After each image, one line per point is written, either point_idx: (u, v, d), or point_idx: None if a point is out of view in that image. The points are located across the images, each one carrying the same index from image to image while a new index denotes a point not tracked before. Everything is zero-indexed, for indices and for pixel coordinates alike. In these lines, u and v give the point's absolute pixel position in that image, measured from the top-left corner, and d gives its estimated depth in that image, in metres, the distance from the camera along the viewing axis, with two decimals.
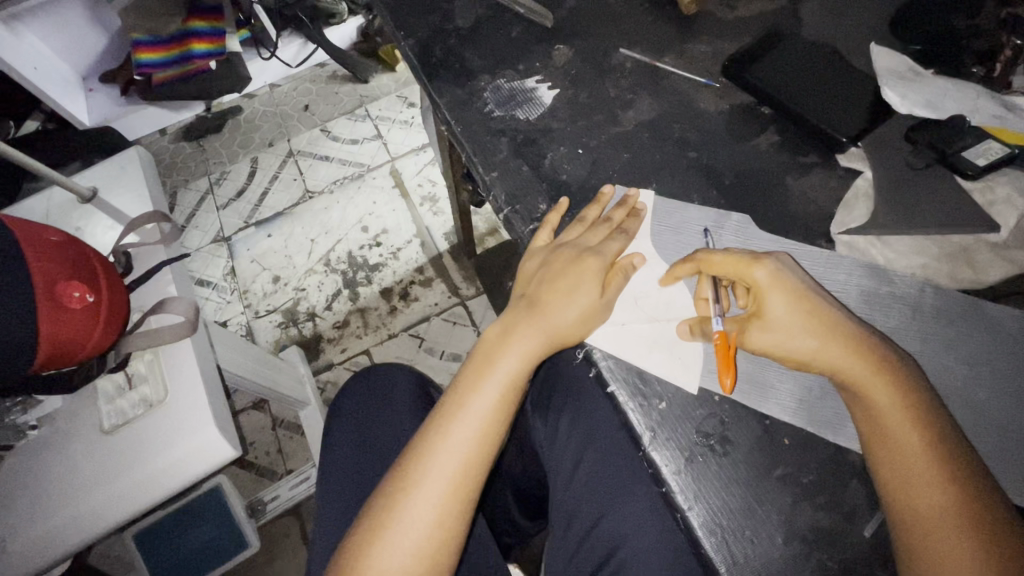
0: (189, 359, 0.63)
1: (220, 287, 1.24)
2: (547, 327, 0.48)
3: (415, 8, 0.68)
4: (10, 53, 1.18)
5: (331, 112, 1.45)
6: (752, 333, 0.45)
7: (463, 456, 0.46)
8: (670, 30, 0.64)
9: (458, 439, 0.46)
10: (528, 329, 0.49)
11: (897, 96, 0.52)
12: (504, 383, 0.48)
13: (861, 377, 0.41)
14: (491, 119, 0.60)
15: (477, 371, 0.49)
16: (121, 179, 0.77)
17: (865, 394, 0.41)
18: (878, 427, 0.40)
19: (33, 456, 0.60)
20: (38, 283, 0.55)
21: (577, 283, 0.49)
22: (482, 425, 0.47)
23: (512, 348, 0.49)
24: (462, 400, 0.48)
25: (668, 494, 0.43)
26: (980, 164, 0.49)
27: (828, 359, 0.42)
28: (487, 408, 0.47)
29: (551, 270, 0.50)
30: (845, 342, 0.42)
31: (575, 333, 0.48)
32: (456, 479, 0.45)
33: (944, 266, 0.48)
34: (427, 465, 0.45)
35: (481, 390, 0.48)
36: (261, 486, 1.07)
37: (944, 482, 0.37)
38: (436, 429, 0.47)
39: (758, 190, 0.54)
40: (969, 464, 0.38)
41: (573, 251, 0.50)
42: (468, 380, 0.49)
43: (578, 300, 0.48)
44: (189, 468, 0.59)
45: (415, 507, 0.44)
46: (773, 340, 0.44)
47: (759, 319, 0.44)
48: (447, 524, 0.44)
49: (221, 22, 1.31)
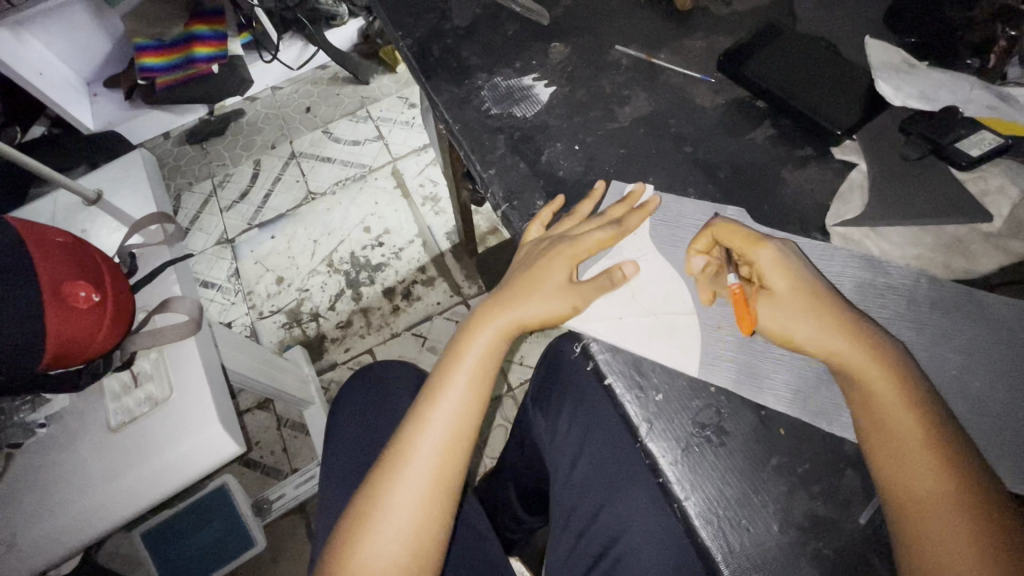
0: (193, 357, 0.64)
1: (224, 288, 1.25)
2: (513, 311, 0.50)
3: (413, 9, 0.68)
4: (20, 62, 1.20)
5: (333, 113, 1.47)
6: (758, 304, 0.45)
7: (439, 442, 0.46)
8: (665, 26, 0.65)
9: (434, 426, 0.47)
10: (496, 314, 0.50)
11: (891, 87, 0.52)
12: (478, 368, 0.49)
13: (856, 361, 0.41)
14: (489, 117, 0.60)
15: (451, 358, 0.50)
16: (126, 182, 0.78)
17: (862, 379, 0.41)
18: (874, 410, 0.40)
19: (42, 452, 0.61)
20: (43, 282, 0.56)
21: (549, 268, 0.50)
22: (458, 413, 0.47)
23: (480, 335, 0.50)
24: (439, 387, 0.49)
25: (665, 484, 0.43)
26: (973, 155, 0.49)
27: (821, 343, 0.42)
28: (460, 396, 0.48)
29: (531, 260, 0.52)
30: (842, 326, 0.42)
31: (539, 320, 0.49)
32: (436, 467, 0.46)
33: (939, 257, 0.49)
34: (408, 452, 0.46)
35: (460, 377, 0.49)
36: (266, 485, 1.08)
37: (939, 463, 0.37)
38: (417, 417, 0.48)
39: (754, 184, 0.54)
40: (961, 446, 0.38)
41: (553, 242, 0.52)
42: (442, 367, 0.50)
43: (545, 286, 0.50)
44: (194, 466, 0.60)
45: (399, 495, 0.45)
46: (777, 313, 0.44)
47: (766, 294, 0.45)
48: (430, 511, 0.45)
49: (222, 26, 1.33)
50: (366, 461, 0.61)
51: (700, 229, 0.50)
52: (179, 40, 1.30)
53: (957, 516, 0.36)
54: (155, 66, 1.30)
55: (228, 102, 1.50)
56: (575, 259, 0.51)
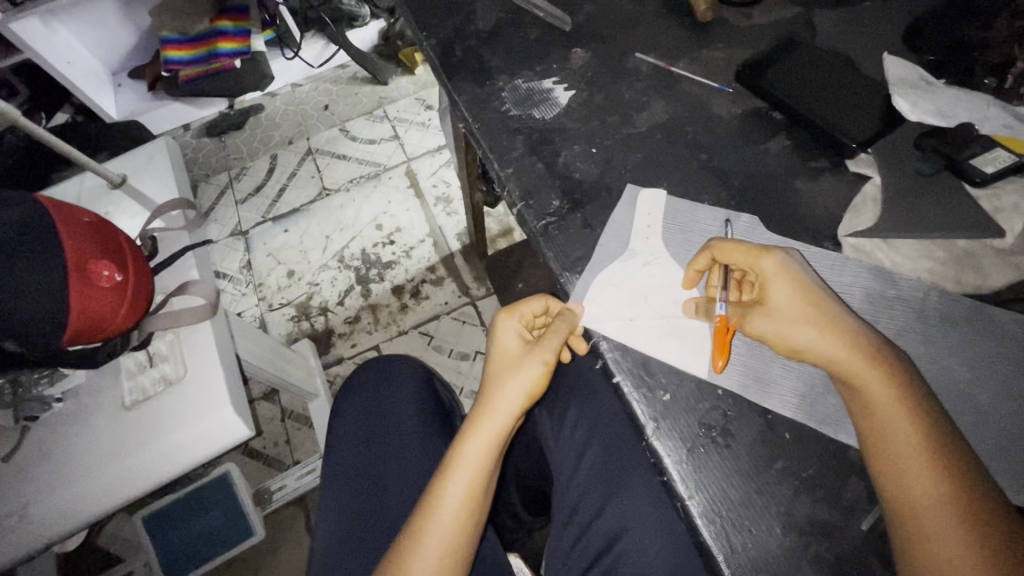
0: (208, 340, 0.66)
1: (235, 279, 1.27)
2: (514, 383, 0.49)
3: (438, 10, 0.70)
4: (49, 50, 1.23)
5: (350, 112, 1.49)
6: (753, 319, 0.45)
7: (464, 491, 0.46)
8: (686, 35, 0.66)
9: (461, 471, 0.46)
10: (509, 376, 0.49)
11: (907, 104, 0.54)
12: (516, 404, 0.48)
13: (857, 368, 0.41)
14: (509, 118, 0.61)
15: (487, 396, 0.49)
16: (150, 168, 0.81)
17: (863, 386, 0.41)
18: (874, 417, 0.40)
19: (60, 426, 0.62)
20: (71, 259, 0.57)
21: (502, 341, 0.53)
22: (491, 444, 0.47)
23: (514, 377, 0.49)
24: (476, 418, 0.49)
25: (670, 482, 0.44)
26: (988, 172, 0.50)
27: (824, 349, 0.42)
28: (497, 427, 0.48)
29: (504, 357, 0.52)
30: (842, 334, 0.42)
31: (525, 382, 0.48)
32: (472, 491, 0.46)
33: (950, 271, 0.49)
34: (433, 506, 0.46)
35: (495, 410, 0.48)
36: (268, 475, 1.09)
37: (936, 469, 0.38)
38: (458, 443, 0.48)
39: (767, 192, 0.55)
40: (960, 452, 0.39)
41: (509, 347, 0.52)
42: (480, 403, 0.50)
43: (518, 366, 0.50)
44: (205, 446, 0.61)
45: (439, 518, 0.45)
46: (773, 326, 0.44)
47: (763, 307, 0.45)
48: (448, 561, 0.44)
49: (246, 23, 1.34)
50: (372, 451, 0.62)
51: (700, 249, 0.50)
52: (205, 34, 1.32)
53: (955, 523, 0.36)
54: (179, 59, 1.32)
55: (248, 96, 1.53)
56: (525, 339, 0.53)
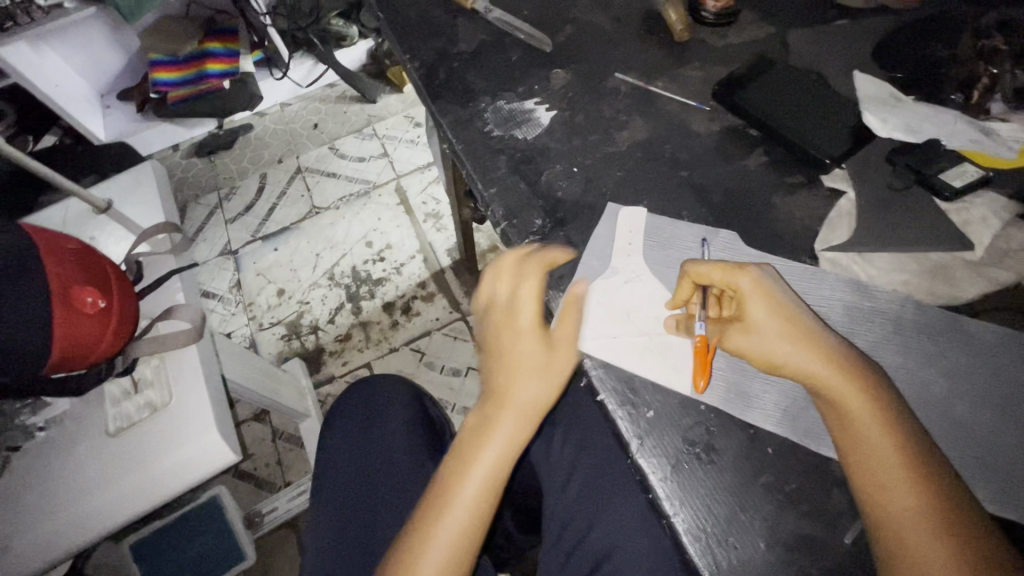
0: (193, 365, 0.66)
1: (225, 299, 1.27)
2: (530, 386, 0.46)
3: (422, 33, 0.71)
4: (36, 73, 1.23)
5: (339, 130, 1.50)
6: (731, 335, 0.46)
7: (472, 501, 0.44)
8: (663, 55, 0.67)
9: (469, 480, 0.44)
10: (524, 377, 0.47)
11: (877, 120, 0.56)
12: (530, 408, 0.46)
13: (835, 384, 0.42)
14: (491, 138, 0.62)
15: (497, 395, 0.47)
16: (136, 193, 0.81)
17: (840, 401, 0.42)
18: (851, 431, 0.41)
19: (43, 455, 0.61)
20: (54, 287, 0.57)
21: (512, 327, 0.49)
22: (503, 450, 0.45)
23: (529, 379, 0.46)
24: (488, 421, 0.46)
25: (655, 500, 0.44)
26: (956, 186, 0.52)
27: (802, 364, 0.43)
28: (509, 433, 0.45)
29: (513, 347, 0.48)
30: (818, 349, 0.43)
31: (538, 389, 0.46)
32: (479, 501, 0.44)
33: (924, 282, 0.50)
34: (438, 515, 0.44)
35: (508, 412, 0.46)
36: (258, 498, 1.08)
37: (911, 481, 0.38)
38: (466, 448, 0.46)
39: (745, 208, 0.56)
40: (937, 465, 0.39)
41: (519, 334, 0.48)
42: (490, 404, 0.47)
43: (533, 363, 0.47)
44: (191, 472, 0.61)
45: (444, 528, 0.43)
46: (751, 343, 0.44)
47: (741, 323, 0.45)
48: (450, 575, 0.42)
49: (235, 44, 1.37)
50: (361, 472, 0.62)
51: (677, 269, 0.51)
52: (193, 55, 1.33)
53: (933, 535, 0.36)
54: (168, 81, 1.33)
55: (236, 116, 1.54)
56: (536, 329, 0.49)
